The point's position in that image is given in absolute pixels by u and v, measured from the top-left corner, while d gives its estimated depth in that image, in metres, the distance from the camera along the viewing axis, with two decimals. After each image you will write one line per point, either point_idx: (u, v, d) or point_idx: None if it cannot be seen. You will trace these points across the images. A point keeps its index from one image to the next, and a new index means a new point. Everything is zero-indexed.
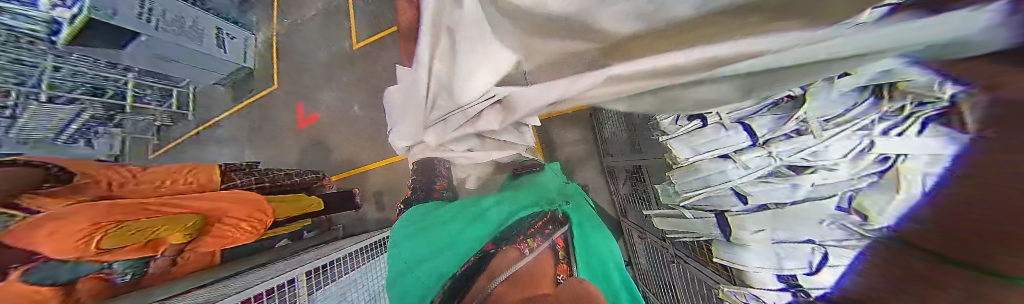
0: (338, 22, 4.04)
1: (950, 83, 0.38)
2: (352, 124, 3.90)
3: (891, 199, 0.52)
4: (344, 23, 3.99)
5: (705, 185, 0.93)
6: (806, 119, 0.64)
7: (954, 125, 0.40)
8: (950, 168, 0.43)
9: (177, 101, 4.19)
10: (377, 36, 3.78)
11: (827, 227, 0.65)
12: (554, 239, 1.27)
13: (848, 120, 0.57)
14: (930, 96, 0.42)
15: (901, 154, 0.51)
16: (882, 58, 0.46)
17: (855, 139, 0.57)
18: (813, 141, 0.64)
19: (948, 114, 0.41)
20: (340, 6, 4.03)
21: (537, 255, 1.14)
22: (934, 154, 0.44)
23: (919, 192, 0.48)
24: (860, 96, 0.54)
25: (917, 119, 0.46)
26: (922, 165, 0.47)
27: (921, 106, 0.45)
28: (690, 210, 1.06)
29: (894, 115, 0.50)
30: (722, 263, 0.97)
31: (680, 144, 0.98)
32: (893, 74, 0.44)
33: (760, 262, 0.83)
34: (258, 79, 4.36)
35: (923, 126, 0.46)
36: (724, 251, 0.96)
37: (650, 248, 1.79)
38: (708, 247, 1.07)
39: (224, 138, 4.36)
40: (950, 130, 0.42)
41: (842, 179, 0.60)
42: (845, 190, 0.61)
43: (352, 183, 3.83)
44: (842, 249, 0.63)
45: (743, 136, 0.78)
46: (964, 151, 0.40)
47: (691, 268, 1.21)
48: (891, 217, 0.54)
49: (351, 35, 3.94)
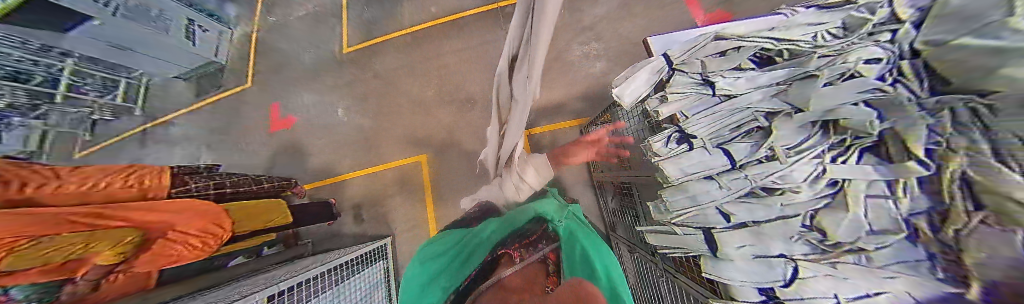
0: (328, 23, 3.89)
1: (886, 121, 0.56)
2: (333, 130, 3.65)
3: (845, 216, 0.64)
4: (336, 25, 3.85)
5: (695, 202, 1.03)
6: (773, 147, 0.80)
7: (886, 156, 0.57)
8: (883, 189, 0.58)
9: (123, 94, 3.62)
10: (371, 41, 3.70)
11: (796, 241, 0.74)
12: (546, 253, 1.29)
13: (805, 150, 0.72)
14: (866, 133, 0.61)
15: (845, 178, 0.65)
16: (834, 104, 0.65)
17: (812, 165, 0.70)
18: (780, 167, 0.77)
19: (881, 146, 0.58)
20: (332, 7, 3.91)
21: (530, 264, 1.16)
22: (869, 178, 0.60)
23: (862, 210, 0.61)
24: (816, 131, 0.71)
25: (858, 151, 0.62)
26: (861, 188, 0.61)
27: (861, 141, 0.62)
28: (680, 226, 1.11)
29: (838, 147, 0.66)
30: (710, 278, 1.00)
31: (671, 164, 1.09)
32: (843, 113, 0.64)
33: (744, 276, 0.88)
34: (230, 77, 3.97)
35: (861, 156, 0.61)
36: (711, 266, 0.99)
37: (639, 263, 1.85)
38: (697, 262, 1.12)
39: (176, 137, 3.87)
40: (883, 160, 0.57)
41: (803, 200, 0.72)
42: (808, 209, 0.72)
43: (328, 192, 3.53)
44: (808, 261, 0.71)
45: (726, 158, 0.93)
46: (906, 177, 0.53)
47: (680, 281, 1.26)
48: (844, 231, 0.64)
49: (342, 37, 3.82)
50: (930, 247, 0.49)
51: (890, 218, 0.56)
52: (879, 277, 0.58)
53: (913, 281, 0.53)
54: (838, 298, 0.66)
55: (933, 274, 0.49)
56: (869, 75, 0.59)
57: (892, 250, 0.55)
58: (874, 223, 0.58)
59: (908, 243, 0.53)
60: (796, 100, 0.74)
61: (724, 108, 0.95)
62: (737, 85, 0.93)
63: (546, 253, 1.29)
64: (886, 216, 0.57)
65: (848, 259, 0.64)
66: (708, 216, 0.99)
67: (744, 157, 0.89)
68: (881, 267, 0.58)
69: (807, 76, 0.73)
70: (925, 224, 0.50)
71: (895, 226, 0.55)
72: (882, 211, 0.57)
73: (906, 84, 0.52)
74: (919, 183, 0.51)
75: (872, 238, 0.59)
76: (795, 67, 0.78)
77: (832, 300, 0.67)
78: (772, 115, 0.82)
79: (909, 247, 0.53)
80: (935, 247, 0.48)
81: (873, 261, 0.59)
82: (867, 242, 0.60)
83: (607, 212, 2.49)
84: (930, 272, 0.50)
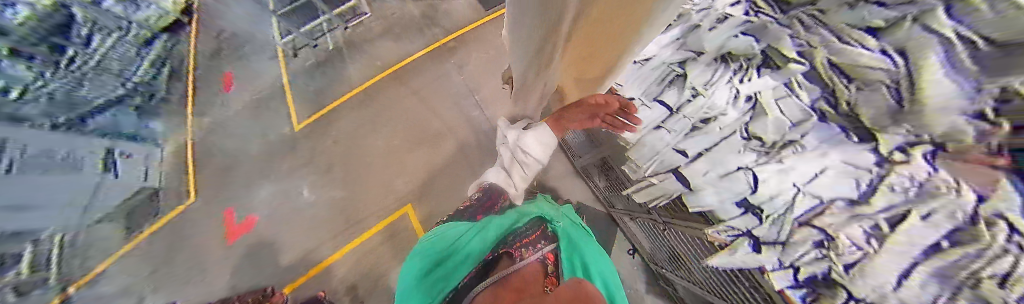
0: (273, 108, 3.67)
1: (762, 43, 0.78)
2: (302, 215, 3.35)
3: (768, 119, 0.79)
4: (282, 108, 3.65)
5: (656, 151, 1.13)
6: (695, 86, 0.99)
7: (772, 66, 0.77)
8: (784, 90, 0.75)
9: (31, 262, 2.92)
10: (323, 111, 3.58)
11: (744, 153, 0.86)
12: (544, 253, 1.13)
13: (717, 79, 0.91)
14: (750, 53, 0.82)
15: (756, 92, 0.82)
16: (723, 40, 0.88)
17: (725, 88, 0.89)
18: (705, 98, 0.95)
19: (767, 61, 0.78)
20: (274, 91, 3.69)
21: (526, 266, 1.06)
22: (772, 84, 0.77)
23: (777, 109, 0.77)
24: (717, 65, 0.92)
25: (753, 69, 0.81)
26: (770, 95, 0.78)
27: (752, 61, 0.82)
28: (653, 175, 1.19)
29: (738, 70, 0.86)
30: (698, 211, 1.06)
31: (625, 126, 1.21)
32: (733, 45, 0.86)
33: (720, 198, 0.97)
34: (166, 198, 3.50)
35: (757, 71, 0.80)
36: (696, 199, 1.06)
37: (647, 227, 1.86)
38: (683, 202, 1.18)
39: (109, 290, 3.22)
40: (772, 69, 0.77)
41: (732, 119, 0.88)
42: (740, 125, 0.86)
43: (315, 283, 3.16)
44: (761, 165, 0.82)
45: (664, 107, 1.10)
46: (794, 76, 0.72)
47: (684, 227, 1.29)
48: (774, 131, 0.78)
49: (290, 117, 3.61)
50: (839, 121, 0.66)
51: (801, 110, 0.72)
52: (819, 157, 0.70)
53: (843, 149, 0.66)
54: (796, 188, 0.76)
55: (858, 140, 0.63)
56: (739, 14, 0.84)
57: (814, 132, 0.70)
58: (791, 117, 0.74)
59: (823, 124, 0.69)
60: (697, 47, 0.97)
61: (649, 68, 1.14)
62: (649, 50, 1.12)
63: (544, 253, 1.14)
64: (797, 109, 0.73)
65: (787, 153, 0.76)
66: (670, 159, 1.09)
67: (676, 101, 1.06)
68: (812, 147, 0.71)
69: (696, 28, 0.97)
70: (826, 105, 0.67)
71: (806, 114, 0.71)
72: (794, 107, 0.74)
73: (767, 14, 0.77)
74: (805, 77, 0.70)
75: (794, 129, 0.74)
76: (687, 24, 1.01)
77: (792, 192, 0.77)
78: (683, 63, 1.04)
79: (825, 126, 0.68)
80: (845, 116, 0.64)
81: (806, 146, 0.72)
82: (792, 133, 0.74)
83: (600, 191, 2.49)
84: (855, 139, 0.63)
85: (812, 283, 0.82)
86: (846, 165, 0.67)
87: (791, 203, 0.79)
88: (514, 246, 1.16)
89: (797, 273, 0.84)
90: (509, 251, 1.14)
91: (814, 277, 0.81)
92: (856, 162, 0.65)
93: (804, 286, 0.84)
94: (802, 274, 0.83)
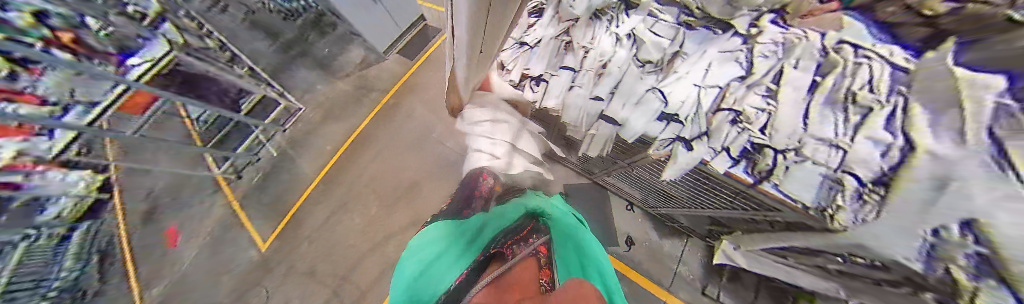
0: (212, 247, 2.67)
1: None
2: None
3: (649, 43, 1.03)
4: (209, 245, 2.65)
5: (579, 107, 1.11)
6: (581, 44, 1.13)
7: (632, 6, 1.10)
8: (649, 18, 1.05)
9: None
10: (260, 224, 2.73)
11: (646, 78, 1.00)
12: (537, 247, 1.13)
13: (597, 32, 1.12)
14: (613, 3, 1.12)
15: (630, 29, 1.07)
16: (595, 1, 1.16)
17: (608, 35, 1.10)
18: (597, 48, 1.10)
19: (627, 5, 1.11)
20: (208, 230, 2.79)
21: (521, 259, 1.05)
22: (642, 17, 1.07)
23: (651, 33, 1.04)
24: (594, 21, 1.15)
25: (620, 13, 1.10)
26: (643, 26, 1.05)
27: (618, 9, 1.11)
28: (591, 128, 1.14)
29: (611, 18, 1.12)
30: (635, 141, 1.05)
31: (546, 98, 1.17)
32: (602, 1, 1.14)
33: (644, 121, 1.01)
34: None
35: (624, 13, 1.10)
36: (633, 132, 1.04)
37: (625, 178, 1.78)
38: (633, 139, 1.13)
39: None
40: (632, 8, 1.09)
41: (623, 56, 1.06)
42: (632, 58, 1.04)
43: None
44: (664, 82, 0.97)
45: (568, 68, 1.14)
46: (650, 7, 1.07)
47: (647, 161, 1.24)
48: (656, 50, 1.01)
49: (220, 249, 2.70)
50: (703, 24, 0.99)
51: (669, 27, 1.03)
52: (705, 54, 0.94)
53: (712, 41, 0.95)
54: (698, 87, 0.92)
55: (716, 32, 0.95)
56: None
57: (691, 37, 0.99)
58: (665, 34, 1.02)
59: (689, 30, 1.00)
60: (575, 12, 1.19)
61: (540, 45, 1.21)
62: (532, 32, 1.24)
63: (537, 246, 1.14)
64: (666, 26, 1.03)
65: (677, 63, 0.97)
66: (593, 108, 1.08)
67: (573, 61, 1.13)
68: (693, 47, 0.97)
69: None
70: (685, 17, 1.02)
71: (674, 28, 1.02)
72: (663, 27, 1.03)
73: None
74: (656, 6, 1.07)
75: (671, 41, 1.01)
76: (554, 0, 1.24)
77: (697, 91, 0.92)
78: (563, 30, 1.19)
79: (693, 31, 0.99)
80: (701, 19, 0.99)
81: (686, 52, 0.98)
82: (673, 46, 1.00)
83: (575, 166, 2.15)
84: (714, 32, 0.96)
85: (743, 155, 0.90)
86: (717, 51, 0.93)
87: (702, 100, 0.92)
88: (506, 243, 1.13)
89: (728, 153, 0.91)
90: (504, 248, 1.10)
91: (742, 151, 0.89)
92: (723, 47, 0.93)
93: (739, 160, 0.91)
94: (734, 152, 0.91)
